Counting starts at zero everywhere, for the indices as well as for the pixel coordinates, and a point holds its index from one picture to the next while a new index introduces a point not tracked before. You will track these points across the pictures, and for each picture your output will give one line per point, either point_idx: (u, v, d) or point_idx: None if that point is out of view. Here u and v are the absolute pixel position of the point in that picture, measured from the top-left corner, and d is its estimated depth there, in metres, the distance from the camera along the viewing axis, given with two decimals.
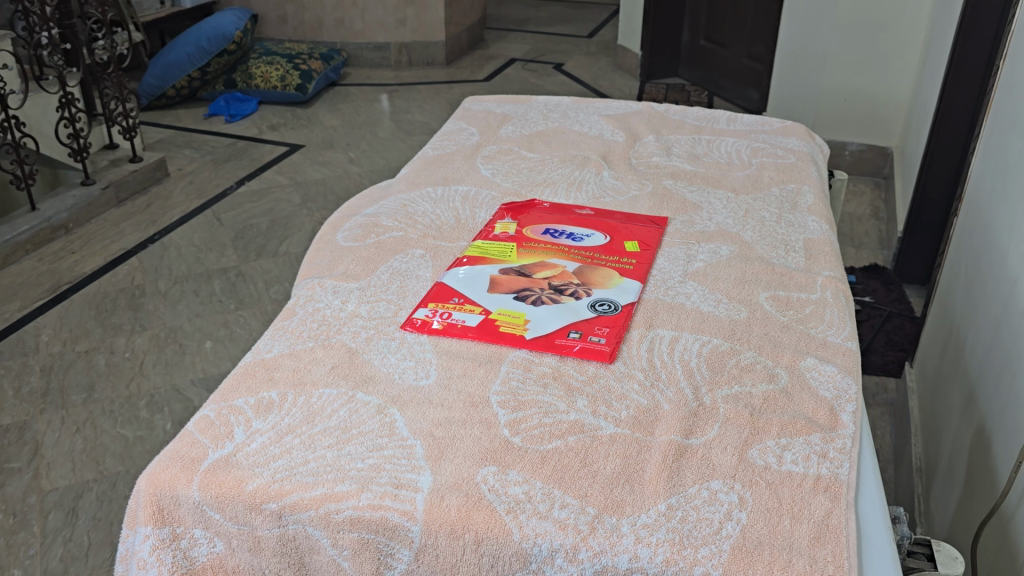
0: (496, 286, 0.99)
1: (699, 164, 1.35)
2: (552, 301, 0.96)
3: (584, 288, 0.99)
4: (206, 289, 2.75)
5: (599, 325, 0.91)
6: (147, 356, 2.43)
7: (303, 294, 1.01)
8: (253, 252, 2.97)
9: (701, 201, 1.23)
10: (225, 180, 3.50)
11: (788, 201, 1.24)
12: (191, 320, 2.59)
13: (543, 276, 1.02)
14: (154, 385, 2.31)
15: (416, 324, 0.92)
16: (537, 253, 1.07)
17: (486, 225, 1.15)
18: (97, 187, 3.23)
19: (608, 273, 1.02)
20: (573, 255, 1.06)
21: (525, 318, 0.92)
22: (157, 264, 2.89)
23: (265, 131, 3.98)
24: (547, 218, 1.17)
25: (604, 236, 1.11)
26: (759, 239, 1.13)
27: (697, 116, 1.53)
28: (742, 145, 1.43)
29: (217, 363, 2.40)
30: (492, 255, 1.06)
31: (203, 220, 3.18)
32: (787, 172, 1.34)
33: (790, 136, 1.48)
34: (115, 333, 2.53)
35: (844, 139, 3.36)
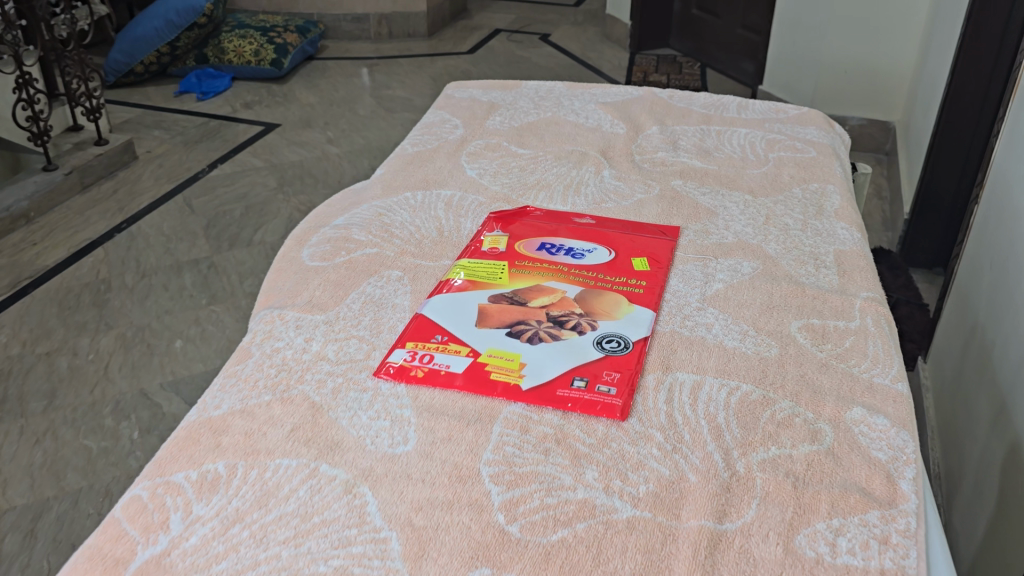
0: (485, 320, 0.85)
1: (711, 160, 1.21)
2: (552, 339, 0.82)
3: (588, 320, 0.85)
4: (176, 283, 2.59)
5: (608, 369, 0.78)
6: (113, 357, 2.28)
7: (260, 329, 0.86)
8: (227, 241, 2.81)
9: (715, 206, 1.09)
10: (197, 163, 3.32)
11: (813, 204, 1.10)
12: (160, 318, 2.44)
13: (539, 304, 0.87)
14: (121, 389, 2.17)
15: (393, 370, 0.78)
16: (532, 275, 0.93)
17: (472, 239, 1.01)
18: (60, 172, 3.05)
19: (614, 300, 0.88)
20: (574, 277, 0.92)
21: (522, 361, 0.79)
22: (124, 256, 2.73)
23: (239, 110, 3.79)
24: (542, 229, 1.02)
25: (607, 252, 0.97)
26: (784, 252, 0.99)
27: (705, 103, 1.39)
28: (756, 136, 1.28)
29: (188, 365, 2.26)
30: (480, 278, 0.92)
31: (173, 206, 3.02)
32: (808, 169, 1.19)
33: (809, 125, 1.34)
34: (79, 332, 2.38)
35: (845, 113, 3.21)
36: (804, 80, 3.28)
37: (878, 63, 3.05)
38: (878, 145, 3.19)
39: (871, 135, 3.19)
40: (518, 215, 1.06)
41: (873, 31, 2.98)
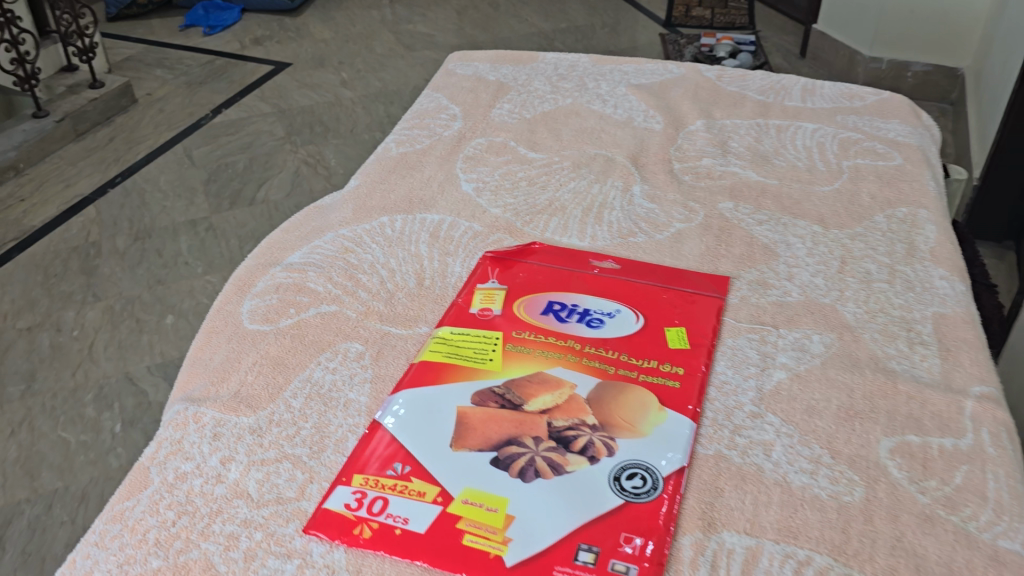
0: (464, 437, 0.63)
1: (769, 172, 0.96)
2: (552, 472, 0.60)
3: (603, 438, 0.63)
4: (170, 248, 2.38)
5: (627, 528, 0.56)
6: (99, 335, 2.09)
7: (168, 438, 0.66)
8: (226, 199, 2.57)
9: (774, 241, 0.85)
10: (200, 106, 3.07)
11: (902, 239, 0.85)
12: (151, 288, 2.24)
13: (540, 409, 0.65)
14: (105, 373, 1.98)
15: (333, 524, 0.57)
16: (532, 357, 0.70)
17: (459, 293, 0.78)
18: (51, 120, 2.84)
19: (641, 401, 0.66)
20: (588, 360, 0.70)
21: (507, 513, 0.57)
22: (117, 215, 2.52)
23: (248, 46, 3.52)
24: (552, 279, 0.79)
25: (633, 316, 0.75)
26: (867, 319, 0.75)
27: (762, 87, 1.13)
28: (826, 134, 1.03)
29: (178, 345, 2.05)
30: (465, 362, 0.70)
31: (172, 157, 2.78)
32: (893, 184, 0.94)
33: (892, 117, 1.07)
34: (65, 305, 2.20)
35: (908, 58, 2.87)
36: (863, 18, 2.92)
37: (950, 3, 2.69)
38: (944, 94, 2.86)
39: (936, 84, 2.85)
40: (522, 255, 0.83)
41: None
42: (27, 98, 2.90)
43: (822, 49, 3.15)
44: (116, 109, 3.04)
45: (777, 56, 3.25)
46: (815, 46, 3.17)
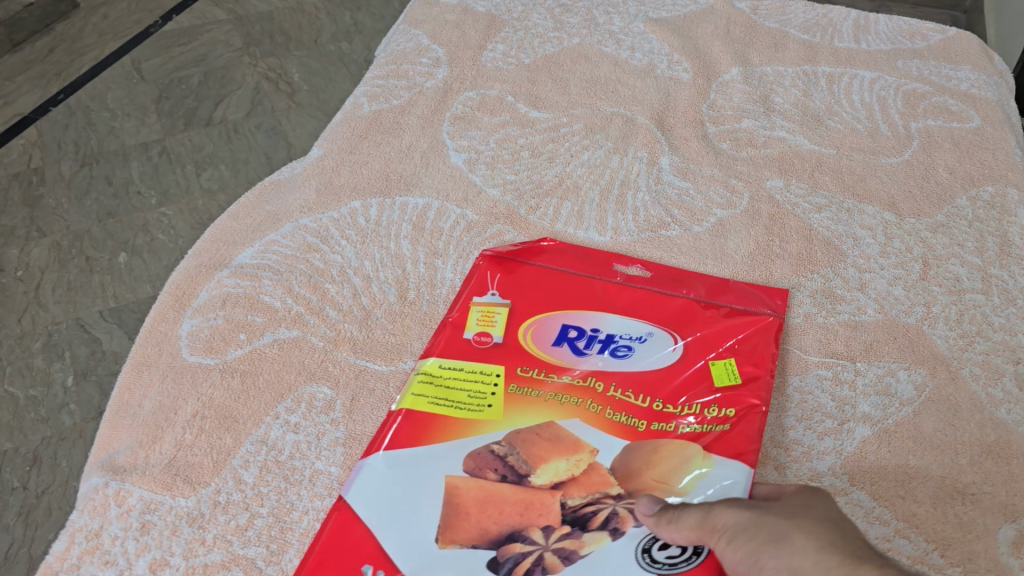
0: (454, 527, 0.48)
1: (823, 137, 0.79)
2: (564, 560, 0.47)
3: (630, 511, 0.49)
4: (121, 175, 1.90)
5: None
6: (46, 276, 1.67)
7: (83, 529, 0.50)
8: (182, 119, 2.05)
9: (837, 233, 0.70)
10: (147, 12, 2.48)
11: (993, 231, 0.70)
12: (102, 222, 1.78)
13: (552, 479, 0.51)
14: (54, 318, 1.60)
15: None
16: (542, 405, 0.55)
17: (451, 311, 0.62)
18: None
19: (685, 454, 0.52)
20: (611, 412, 0.55)
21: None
22: (61, 136, 2.03)
23: None
24: (565, 289, 0.63)
25: (669, 342, 0.59)
26: (962, 346, 0.61)
27: (804, 23, 0.94)
28: (887, 85, 0.86)
29: (136, 287, 1.65)
30: (456, 414, 0.54)
31: (118, 72, 2.23)
32: (973, 155, 0.78)
33: (959, 64, 0.90)
34: (6, 241, 1.75)
35: None
36: None
37: None
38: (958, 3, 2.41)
39: None
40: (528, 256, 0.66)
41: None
42: None
43: None
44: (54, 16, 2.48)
45: None
46: None
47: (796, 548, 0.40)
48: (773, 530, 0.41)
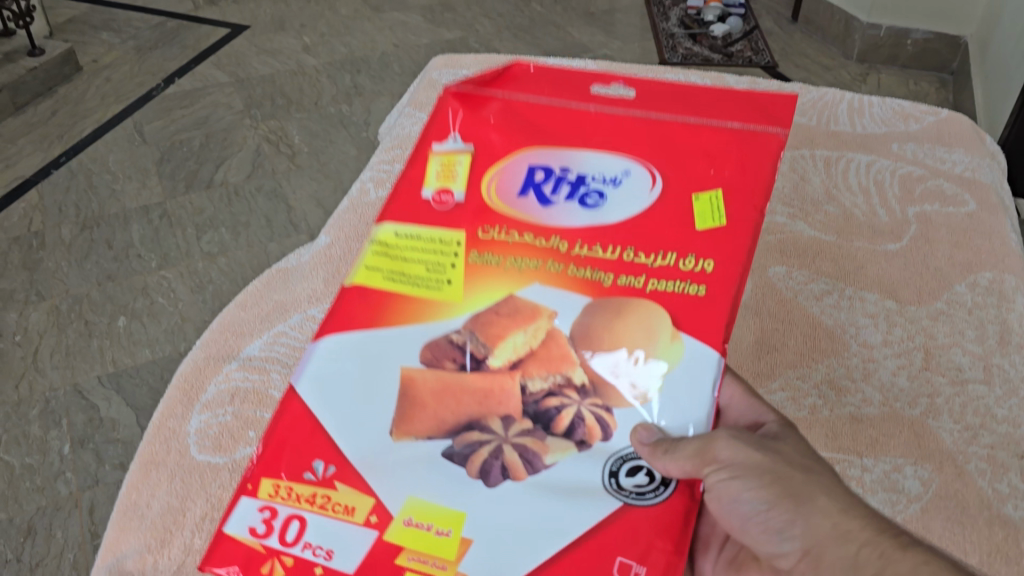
0: (410, 421, 0.53)
1: (822, 224, 0.81)
2: (526, 474, 0.52)
3: (595, 410, 0.53)
4: (122, 238, 1.89)
5: (622, 551, 0.49)
6: (45, 340, 1.65)
7: None
8: (182, 181, 2.07)
9: (840, 323, 0.71)
10: (150, 74, 2.51)
11: (992, 319, 0.71)
12: (101, 285, 1.77)
13: (509, 362, 0.55)
14: (51, 384, 1.56)
15: (237, 560, 0.49)
16: (501, 273, 0.58)
17: (413, 162, 0.64)
18: None
19: (648, 330, 0.55)
20: (574, 270, 0.57)
21: (464, 538, 0.49)
22: (62, 200, 2.02)
23: (202, 7, 2.89)
24: (536, 126, 0.64)
25: (648, 180, 0.60)
26: (967, 441, 0.62)
27: (800, 105, 0.97)
28: (882, 168, 0.88)
29: (134, 351, 1.62)
30: (414, 292, 0.58)
31: (121, 133, 2.25)
32: (968, 242, 0.79)
33: (953, 147, 0.92)
34: (6, 305, 1.73)
35: (907, 25, 2.43)
36: None
37: None
38: (944, 62, 2.46)
39: (936, 53, 2.46)
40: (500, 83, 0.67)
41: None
42: None
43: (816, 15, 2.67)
44: (58, 80, 2.49)
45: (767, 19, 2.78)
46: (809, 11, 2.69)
47: (817, 505, 0.50)
48: (792, 486, 0.51)
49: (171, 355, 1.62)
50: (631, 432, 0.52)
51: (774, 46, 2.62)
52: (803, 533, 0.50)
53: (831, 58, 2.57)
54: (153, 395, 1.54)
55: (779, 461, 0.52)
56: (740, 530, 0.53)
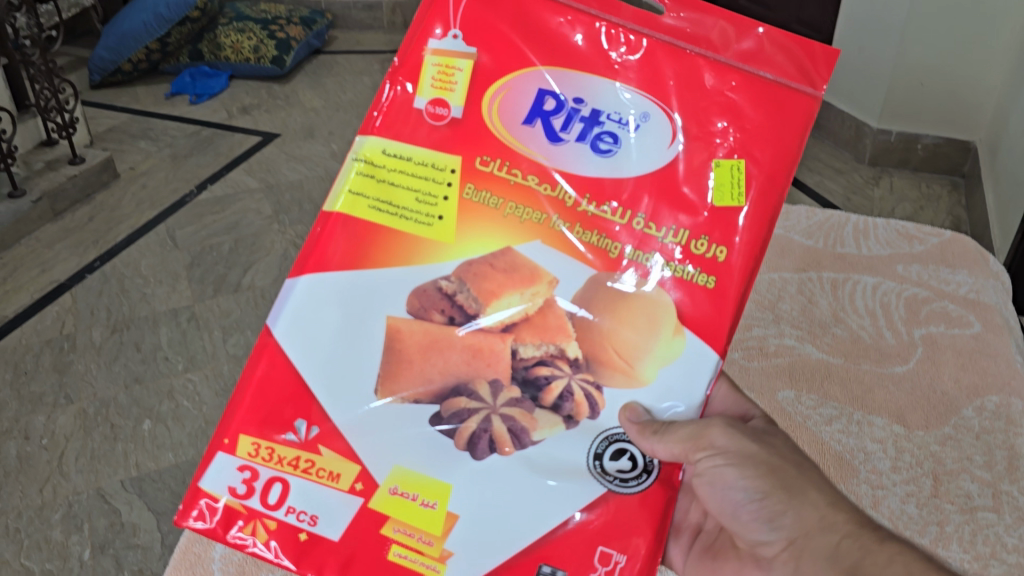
0: (396, 382, 0.65)
1: (831, 346, 0.89)
2: (515, 446, 0.64)
3: (585, 385, 0.65)
4: (150, 341, 1.91)
5: (603, 542, 0.62)
6: (70, 443, 1.64)
7: None
8: (211, 284, 2.12)
9: (849, 447, 0.77)
10: (184, 181, 2.60)
11: (999, 444, 0.77)
12: (129, 387, 1.78)
13: (502, 323, 0.66)
14: (75, 488, 1.55)
15: (219, 511, 0.64)
16: (501, 218, 0.66)
17: (412, 60, 0.69)
18: (27, 199, 2.36)
19: (649, 319, 0.64)
20: (580, 233, 0.65)
21: (449, 512, 0.63)
22: (95, 302, 2.04)
23: (236, 116, 3.02)
24: (552, 40, 0.66)
25: (667, 130, 0.64)
26: (977, 568, 0.66)
27: (806, 229, 1.09)
28: (886, 288, 0.97)
29: (158, 455, 1.61)
30: (401, 224, 0.68)
31: (153, 238, 2.31)
32: (975, 365, 0.85)
33: (958, 268, 0.99)
34: (34, 408, 1.72)
35: (916, 130, 2.50)
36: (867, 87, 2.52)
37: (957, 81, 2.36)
38: (955, 165, 2.51)
39: (946, 156, 2.51)
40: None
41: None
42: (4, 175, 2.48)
43: (826, 120, 2.73)
44: (96, 186, 2.56)
45: None
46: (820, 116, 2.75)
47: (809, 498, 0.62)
48: (786, 480, 0.63)
49: (195, 458, 1.61)
50: (620, 409, 0.64)
51: None
52: (792, 524, 0.61)
53: (844, 161, 2.62)
54: (175, 499, 1.53)
55: (772, 456, 0.64)
56: (731, 515, 0.64)
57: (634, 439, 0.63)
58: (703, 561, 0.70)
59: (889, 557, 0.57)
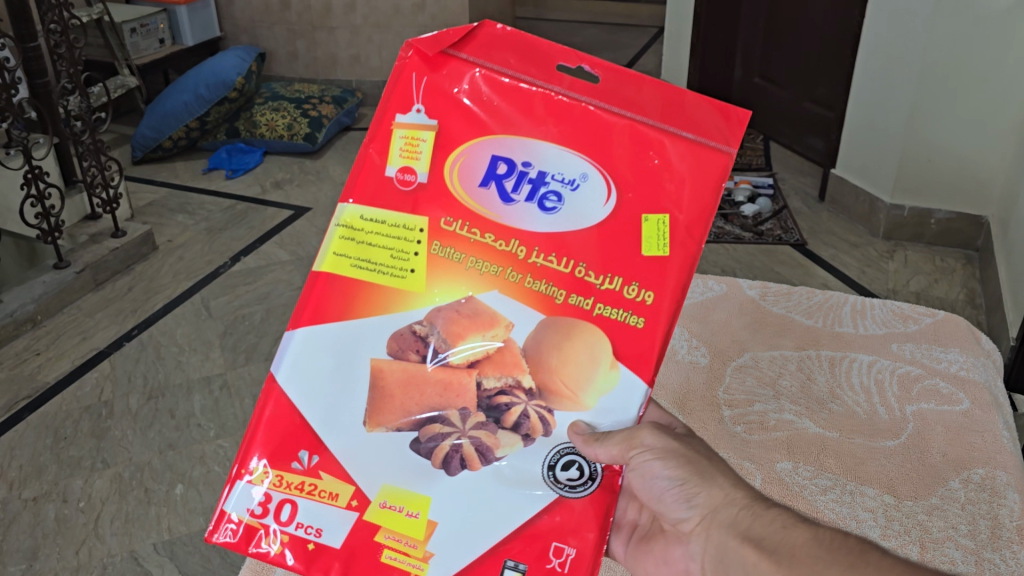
0: (379, 414, 0.70)
1: (828, 420, 1.09)
2: (479, 463, 0.70)
3: (539, 410, 0.70)
4: (184, 408, 1.99)
5: (557, 538, 0.68)
6: (106, 506, 1.71)
7: None
8: (243, 353, 2.20)
9: (843, 514, 0.95)
10: (219, 253, 2.71)
11: (982, 514, 0.93)
12: (163, 453, 1.85)
13: (468, 360, 0.71)
14: (110, 550, 1.61)
15: (238, 530, 0.69)
16: (462, 270, 0.71)
17: (377, 132, 0.72)
18: (71, 270, 2.46)
19: (591, 355, 0.68)
20: (531, 282, 0.70)
21: (429, 520, 0.69)
22: (132, 369, 2.13)
23: (270, 190, 3.16)
24: (501, 108, 0.70)
25: (602, 189, 0.68)
26: None
27: (805, 310, 1.33)
28: (883, 367, 1.17)
29: (189, 519, 1.68)
30: (378, 278, 0.72)
31: (189, 308, 2.41)
32: (961, 437, 1.03)
33: (948, 348, 1.19)
34: (72, 471, 1.80)
35: (929, 206, 2.55)
36: (879, 164, 2.60)
37: (967, 157, 2.43)
38: (968, 240, 2.55)
39: (959, 231, 2.55)
40: (468, 42, 0.72)
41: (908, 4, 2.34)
42: (48, 247, 2.58)
43: (840, 195, 2.79)
44: (136, 258, 2.67)
45: (795, 199, 2.90)
46: (834, 191, 2.81)
47: (718, 482, 0.67)
48: (699, 467, 0.68)
49: None
50: (568, 426, 0.69)
51: (803, 224, 2.74)
52: (704, 501, 0.67)
53: (858, 235, 2.66)
54: (204, 563, 1.58)
55: (688, 449, 0.69)
56: (658, 500, 0.70)
57: (581, 450, 0.69)
58: (641, 548, 0.75)
59: (773, 519, 0.63)
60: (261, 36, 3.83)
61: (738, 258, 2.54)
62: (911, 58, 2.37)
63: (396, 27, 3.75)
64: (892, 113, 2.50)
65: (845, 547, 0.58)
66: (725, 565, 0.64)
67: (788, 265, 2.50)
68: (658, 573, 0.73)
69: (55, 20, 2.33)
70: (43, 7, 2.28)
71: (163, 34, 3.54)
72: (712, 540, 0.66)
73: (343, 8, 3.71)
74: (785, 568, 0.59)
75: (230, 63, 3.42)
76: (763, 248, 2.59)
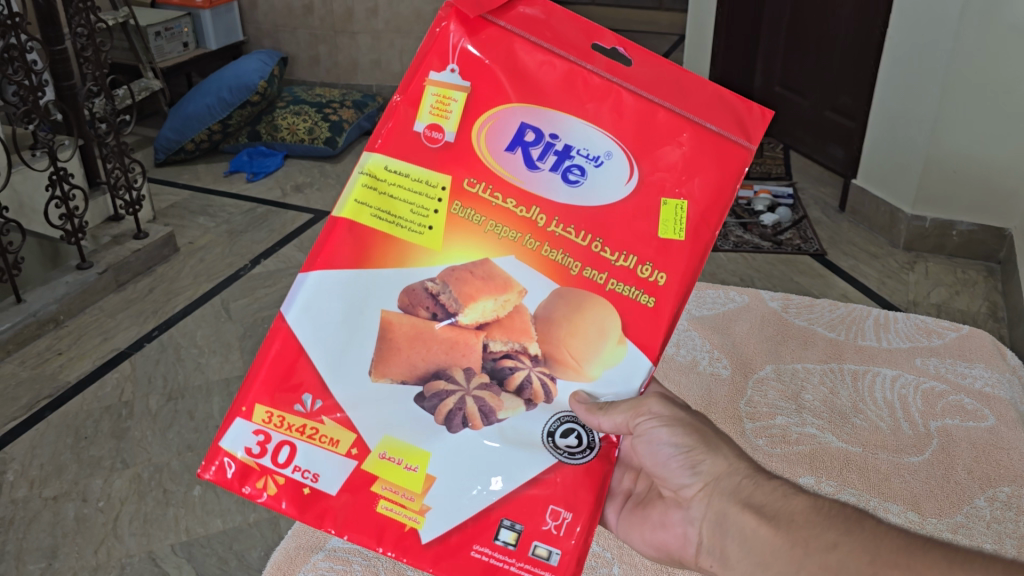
0: (387, 364, 0.72)
1: (850, 434, 1.09)
2: (480, 423, 0.72)
3: (542, 376, 0.72)
4: (203, 409, 2.00)
5: (552, 501, 0.70)
6: (125, 506, 1.72)
7: None
8: None
9: None
10: (240, 256, 2.73)
11: (1008, 532, 0.93)
12: (181, 454, 1.86)
13: (476, 321, 0.72)
14: (128, 550, 1.62)
15: (238, 468, 0.72)
16: (481, 233, 0.72)
17: (412, 87, 0.72)
18: (93, 270, 2.48)
19: (600, 328, 0.71)
20: (547, 251, 0.71)
21: (428, 474, 0.71)
22: (152, 371, 2.15)
23: (290, 193, 3.18)
24: (534, 81, 0.71)
25: (626, 168, 0.70)
26: None
27: (828, 321, 1.33)
28: (906, 382, 1.17)
29: (207, 521, 1.68)
30: (398, 232, 0.73)
31: (208, 310, 2.42)
32: (987, 455, 1.03)
33: (974, 364, 1.19)
34: (92, 471, 1.81)
35: (951, 217, 2.53)
36: (901, 175, 2.58)
37: (991, 168, 2.41)
38: (991, 251, 2.53)
39: (981, 243, 2.53)
40: (506, 10, 0.72)
41: (933, 13, 2.32)
42: (71, 248, 2.61)
43: (860, 205, 2.77)
44: (158, 259, 2.69)
45: (815, 208, 2.88)
46: (854, 201, 2.79)
47: (723, 452, 0.67)
48: (706, 437, 0.69)
49: (242, 525, 1.68)
50: (570, 395, 0.72)
51: (823, 233, 2.72)
52: (707, 467, 0.67)
53: (879, 246, 2.64)
54: (222, 565, 1.59)
55: (699, 421, 0.70)
56: (660, 466, 0.70)
57: (581, 419, 0.71)
58: (636, 515, 0.74)
59: (773, 488, 0.63)
60: (283, 40, 3.86)
61: (757, 267, 2.53)
62: (937, 68, 2.35)
63: (418, 32, 3.75)
64: (916, 123, 2.48)
65: (840, 513, 0.58)
66: (723, 531, 0.64)
67: (809, 275, 2.49)
68: (653, 537, 0.72)
69: (82, 24, 2.35)
70: (71, 11, 2.30)
71: (187, 38, 3.57)
72: (712, 507, 0.65)
73: (366, 13, 3.73)
74: (783, 534, 0.59)
75: (252, 67, 3.44)
76: (783, 258, 2.58)
